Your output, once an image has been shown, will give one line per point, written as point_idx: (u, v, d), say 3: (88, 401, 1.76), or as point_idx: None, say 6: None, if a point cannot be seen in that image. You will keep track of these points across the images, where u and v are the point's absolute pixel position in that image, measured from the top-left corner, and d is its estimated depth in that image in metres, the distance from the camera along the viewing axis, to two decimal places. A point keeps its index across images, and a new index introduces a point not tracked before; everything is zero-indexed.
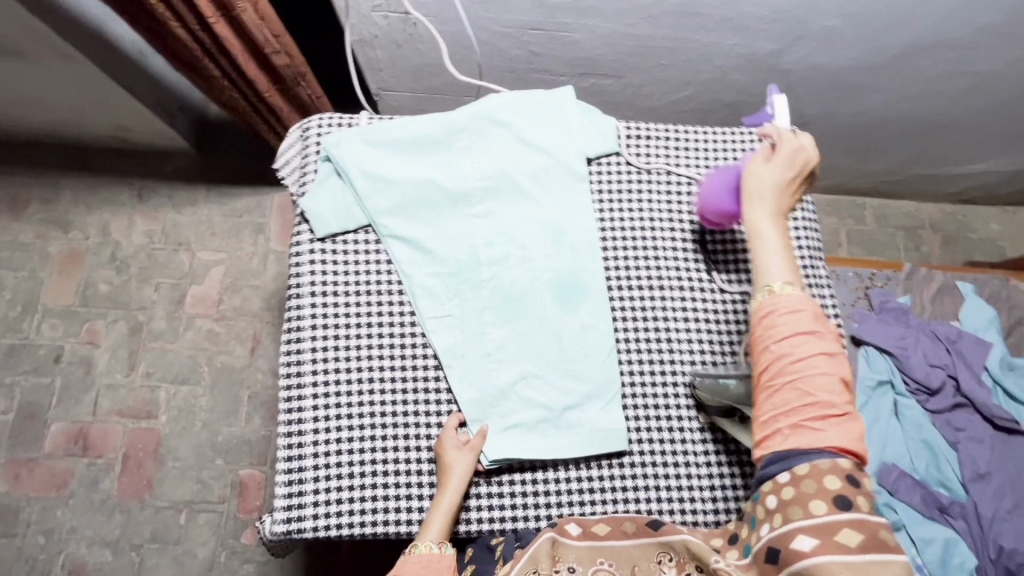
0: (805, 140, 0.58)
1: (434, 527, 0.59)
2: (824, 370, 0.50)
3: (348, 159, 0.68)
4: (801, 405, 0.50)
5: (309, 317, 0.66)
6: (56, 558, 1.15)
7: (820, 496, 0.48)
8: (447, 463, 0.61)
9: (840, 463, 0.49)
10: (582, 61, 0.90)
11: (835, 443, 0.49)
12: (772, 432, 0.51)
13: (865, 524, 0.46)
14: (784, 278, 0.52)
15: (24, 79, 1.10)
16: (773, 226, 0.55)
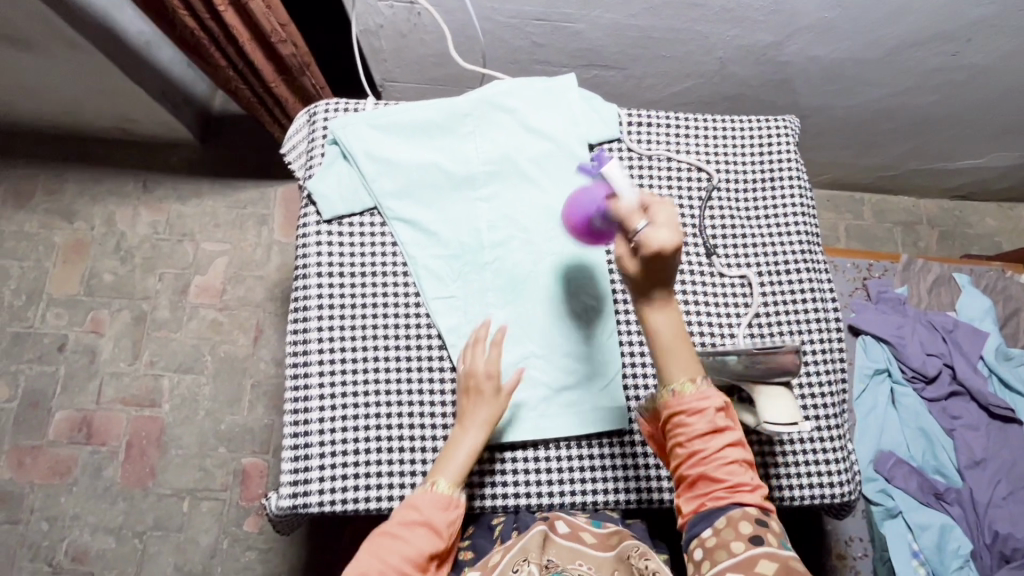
0: (659, 226, 0.52)
1: (453, 469, 0.58)
2: (727, 434, 0.54)
3: (355, 143, 0.69)
4: (714, 477, 0.53)
5: (315, 296, 0.67)
6: (59, 544, 1.16)
7: (739, 538, 0.50)
8: (472, 407, 0.61)
9: (751, 512, 0.51)
10: (584, 52, 0.92)
11: (746, 499, 0.52)
12: (694, 501, 0.53)
13: (777, 555, 0.49)
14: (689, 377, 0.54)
15: (32, 69, 1.11)
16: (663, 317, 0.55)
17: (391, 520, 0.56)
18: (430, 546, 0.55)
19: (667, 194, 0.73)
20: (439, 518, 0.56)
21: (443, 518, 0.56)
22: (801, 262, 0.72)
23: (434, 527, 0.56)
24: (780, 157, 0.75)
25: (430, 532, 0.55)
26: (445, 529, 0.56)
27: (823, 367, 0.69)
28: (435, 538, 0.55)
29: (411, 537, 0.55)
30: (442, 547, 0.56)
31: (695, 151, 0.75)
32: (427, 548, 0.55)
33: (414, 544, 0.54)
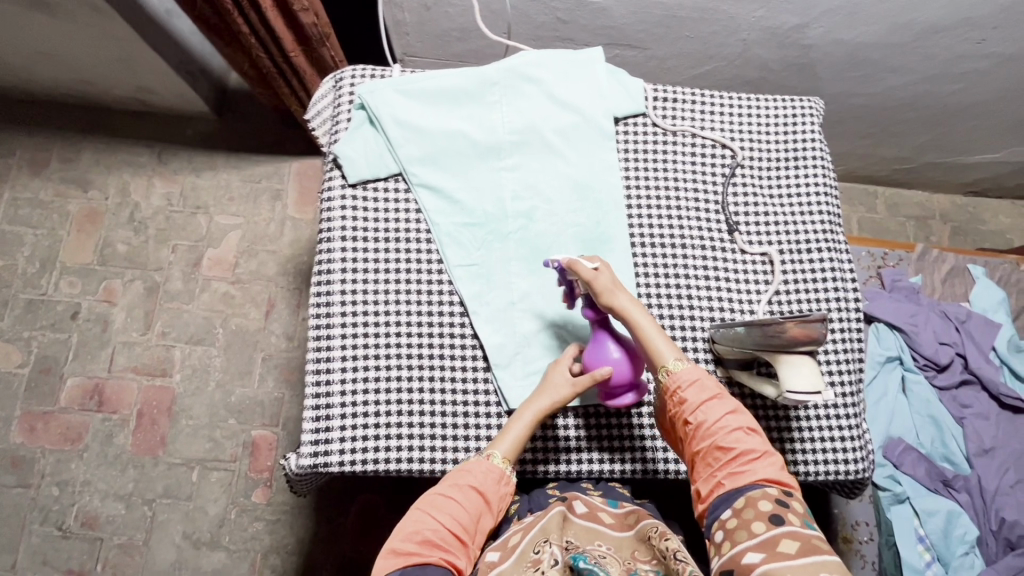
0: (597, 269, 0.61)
1: (508, 444, 0.60)
2: (729, 414, 0.57)
3: (382, 107, 0.69)
4: (724, 456, 0.55)
5: (339, 261, 0.67)
6: (70, 510, 1.17)
7: (759, 517, 0.50)
8: (548, 383, 0.62)
9: (768, 491, 0.52)
10: (609, 30, 0.91)
11: (760, 476, 0.53)
12: (711, 485, 0.55)
13: (800, 535, 0.48)
14: (677, 355, 0.60)
15: (53, 34, 1.11)
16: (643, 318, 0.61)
17: (443, 483, 0.58)
18: (479, 513, 0.57)
19: (691, 170, 0.73)
20: (491, 491, 0.58)
21: (495, 491, 0.58)
22: (822, 241, 0.72)
23: (485, 496, 0.57)
24: (804, 137, 0.75)
25: (481, 500, 0.57)
26: (496, 499, 0.58)
27: (843, 346, 0.70)
28: (487, 510, 0.57)
29: (463, 501, 0.56)
30: (491, 520, 0.58)
31: (719, 128, 0.75)
32: (478, 513, 0.57)
33: (464, 508, 0.56)
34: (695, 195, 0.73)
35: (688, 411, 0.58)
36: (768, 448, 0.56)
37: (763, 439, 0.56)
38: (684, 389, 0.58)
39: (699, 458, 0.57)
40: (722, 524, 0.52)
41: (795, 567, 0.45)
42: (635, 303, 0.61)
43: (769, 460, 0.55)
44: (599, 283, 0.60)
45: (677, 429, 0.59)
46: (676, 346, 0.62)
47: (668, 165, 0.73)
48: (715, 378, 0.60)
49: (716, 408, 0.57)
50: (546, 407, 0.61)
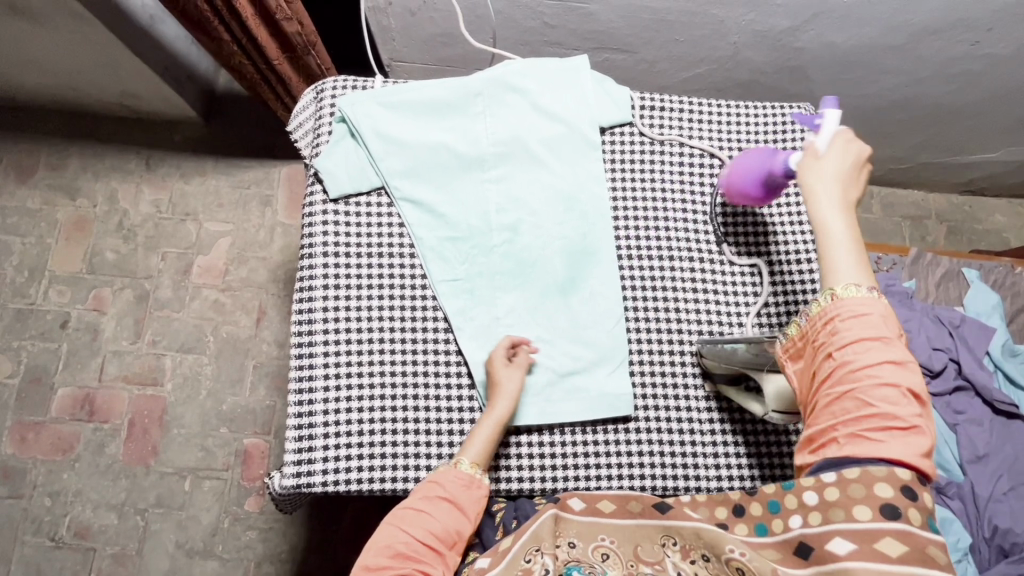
0: (840, 147, 0.56)
1: (476, 448, 0.60)
2: (892, 367, 0.47)
3: (362, 120, 0.68)
4: (860, 412, 0.47)
5: (321, 276, 0.66)
6: (62, 520, 1.17)
7: (868, 499, 0.44)
8: (498, 382, 0.62)
9: (897, 473, 0.45)
10: (597, 34, 0.90)
11: (893, 453, 0.45)
12: (826, 438, 0.48)
13: (911, 538, 0.43)
14: (857, 279, 0.50)
15: (35, 41, 1.09)
16: (842, 220, 0.53)
17: (415, 496, 0.57)
18: (454, 523, 0.56)
19: (679, 180, 0.72)
20: (464, 498, 0.57)
21: (467, 497, 0.57)
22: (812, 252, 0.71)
23: (458, 504, 0.57)
24: (794, 146, 0.74)
25: (455, 509, 0.56)
26: (470, 506, 0.57)
27: None
28: (461, 517, 0.57)
29: (436, 512, 0.56)
30: (469, 526, 0.57)
31: (708, 137, 0.74)
32: (453, 523, 0.56)
33: (437, 518, 0.55)
34: (682, 205, 0.72)
35: (836, 346, 0.49)
36: (923, 424, 0.46)
37: (917, 411, 0.46)
38: (842, 321, 0.49)
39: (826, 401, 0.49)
40: (819, 488, 0.47)
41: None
42: (843, 207, 0.53)
43: (915, 438, 0.46)
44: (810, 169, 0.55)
45: (812, 359, 0.51)
46: (871, 275, 0.51)
47: (656, 175, 0.72)
48: (894, 321, 0.49)
49: (872, 356, 0.48)
50: (505, 409, 0.61)
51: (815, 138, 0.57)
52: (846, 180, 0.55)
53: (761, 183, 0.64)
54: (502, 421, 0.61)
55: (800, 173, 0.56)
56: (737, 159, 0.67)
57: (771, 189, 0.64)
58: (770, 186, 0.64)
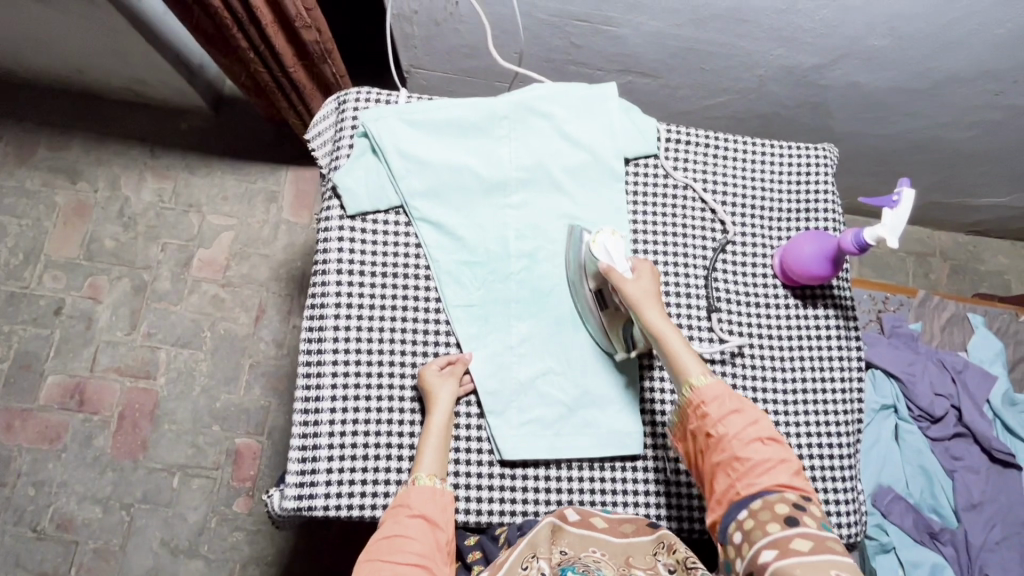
0: (640, 280, 0.61)
1: (431, 459, 0.60)
2: (749, 425, 0.56)
3: (385, 136, 0.66)
4: (738, 464, 0.55)
5: (333, 293, 0.65)
6: (45, 511, 1.15)
7: (775, 519, 0.51)
8: (433, 392, 0.61)
9: (786, 495, 0.53)
10: (622, 57, 0.89)
11: (772, 482, 0.54)
12: (725, 491, 0.55)
13: (816, 534, 0.50)
14: (698, 371, 0.58)
15: (45, 21, 1.06)
16: (673, 338, 0.60)
17: (384, 526, 0.56)
18: (430, 538, 0.55)
19: (699, 214, 0.72)
20: (432, 509, 0.57)
21: (435, 508, 0.57)
22: (828, 298, 0.71)
23: (430, 519, 0.56)
24: (817, 189, 0.74)
25: (428, 524, 0.56)
26: (441, 517, 0.57)
27: (842, 408, 0.69)
28: (435, 527, 0.56)
29: (410, 531, 0.55)
30: (445, 534, 0.57)
31: (730, 173, 0.73)
32: (432, 538, 0.55)
33: (413, 537, 0.55)
34: (701, 243, 0.71)
35: (711, 425, 0.57)
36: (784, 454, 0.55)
37: (783, 449, 0.56)
38: (708, 407, 0.57)
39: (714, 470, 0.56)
40: (741, 526, 0.53)
41: (807, 564, 0.47)
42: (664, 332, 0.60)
43: (779, 468, 0.55)
44: (630, 290, 0.60)
45: (688, 437, 0.59)
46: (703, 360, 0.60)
47: (678, 209, 0.72)
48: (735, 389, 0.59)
49: (737, 423, 0.56)
50: (446, 419, 0.61)
51: (889, 212, 0.58)
52: (658, 297, 0.61)
53: (825, 260, 0.66)
54: (447, 427, 0.61)
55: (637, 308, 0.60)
56: (798, 236, 0.69)
57: (836, 263, 0.66)
58: (834, 262, 0.66)
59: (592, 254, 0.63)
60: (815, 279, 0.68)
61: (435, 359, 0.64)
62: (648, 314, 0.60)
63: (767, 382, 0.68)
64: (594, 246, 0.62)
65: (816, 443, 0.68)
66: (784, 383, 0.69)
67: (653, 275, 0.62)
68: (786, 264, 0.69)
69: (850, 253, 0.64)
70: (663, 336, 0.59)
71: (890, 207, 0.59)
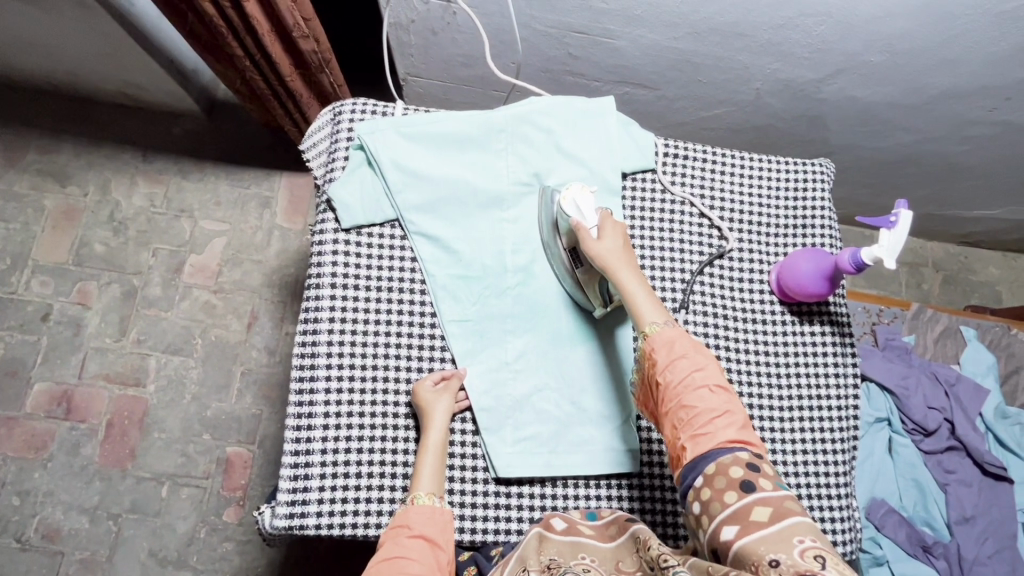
0: (606, 235, 0.61)
1: (429, 478, 0.59)
2: (696, 371, 0.54)
3: (381, 148, 0.66)
4: (687, 416, 0.53)
5: (327, 307, 0.64)
6: (31, 520, 1.13)
7: (731, 487, 0.48)
8: (429, 408, 0.60)
9: (739, 455, 0.50)
10: (619, 69, 0.88)
11: (723, 440, 0.51)
12: (678, 449, 0.53)
13: (771, 500, 0.47)
14: (655, 316, 0.57)
15: (35, 22, 1.05)
16: (637, 288, 0.59)
17: (384, 547, 0.54)
18: (432, 558, 0.54)
19: (696, 229, 0.72)
20: (432, 528, 0.56)
21: (436, 527, 0.56)
22: (824, 314, 0.71)
23: (431, 539, 0.55)
24: (813, 204, 0.74)
25: (429, 544, 0.55)
26: (442, 536, 0.56)
27: (837, 424, 0.69)
28: (437, 547, 0.55)
29: (412, 553, 0.53)
30: (447, 554, 0.56)
31: (728, 188, 0.73)
32: (434, 559, 0.54)
33: (415, 559, 0.53)
34: (698, 257, 0.71)
35: (659, 371, 0.55)
36: (734, 406, 0.54)
37: (730, 398, 0.54)
38: (658, 354, 0.56)
39: (667, 426, 0.55)
40: (699, 495, 0.50)
41: (768, 540, 0.44)
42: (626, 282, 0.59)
43: (727, 417, 0.53)
44: (594, 247, 0.61)
45: (649, 395, 0.58)
46: (665, 309, 0.59)
47: (675, 224, 0.71)
48: (690, 336, 0.57)
49: (685, 369, 0.55)
50: (442, 436, 0.60)
51: (887, 233, 0.58)
52: (625, 252, 0.61)
53: (823, 279, 0.66)
54: (443, 444, 0.61)
55: (599, 262, 0.60)
56: (795, 253, 0.69)
57: (834, 281, 0.66)
58: (832, 280, 0.65)
59: (562, 212, 0.64)
60: (813, 296, 0.67)
61: (429, 376, 0.63)
62: (612, 267, 0.60)
63: (763, 398, 0.68)
64: (564, 203, 0.64)
65: (811, 460, 0.68)
66: (780, 400, 0.69)
67: (620, 230, 0.62)
68: (782, 280, 0.69)
69: (847, 272, 0.64)
70: (626, 286, 0.59)
71: (887, 227, 0.59)
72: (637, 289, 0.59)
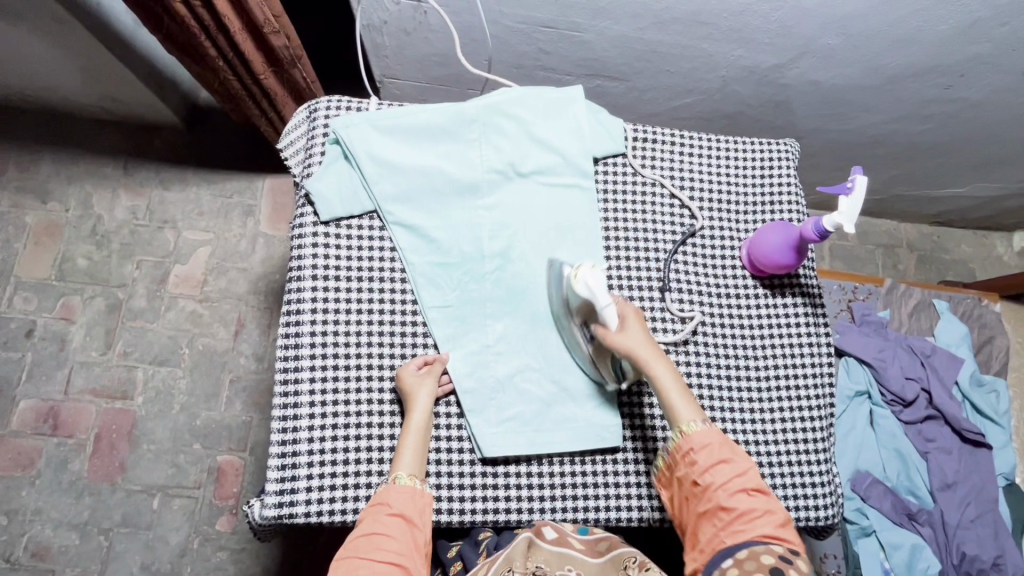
0: (631, 328, 0.61)
1: (410, 459, 0.60)
2: (736, 475, 0.56)
3: (357, 142, 0.67)
4: (725, 513, 0.55)
5: (309, 299, 0.65)
6: (19, 539, 1.11)
7: (761, 570, 0.51)
8: (411, 392, 0.62)
9: (772, 548, 0.52)
10: (589, 62, 0.91)
11: (758, 533, 0.53)
12: (712, 543, 0.55)
13: None
14: (689, 413, 0.59)
15: (11, 40, 1.05)
16: (666, 380, 0.60)
17: (364, 522, 0.56)
18: (408, 536, 0.56)
19: (668, 210, 0.74)
20: (411, 508, 0.57)
21: (414, 508, 0.57)
22: (795, 287, 0.73)
23: (408, 518, 0.56)
24: (780, 182, 0.76)
25: (406, 523, 0.56)
26: (421, 517, 0.57)
27: (814, 392, 0.71)
28: (413, 527, 0.56)
29: (389, 530, 0.55)
30: (423, 535, 0.57)
31: (697, 169, 0.76)
32: (411, 539, 0.56)
33: (392, 536, 0.55)
34: (671, 237, 0.73)
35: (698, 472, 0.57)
36: (770, 504, 0.56)
37: (768, 499, 0.56)
38: (696, 453, 0.57)
39: (701, 520, 0.56)
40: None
41: None
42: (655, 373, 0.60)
43: (765, 515, 0.55)
44: (620, 340, 0.60)
45: (682, 488, 0.59)
46: (696, 403, 0.60)
47: (648, 205, 0.73)
48: (728, 439, 0.59)
49: (723, 471, 0.57)
50: (424, 421, 0.61)
51: (845, 199, 0.61)
52: (651, 342, 0.61)
53: (790, 250, 0.68)
54: (426, 427, 0.61)
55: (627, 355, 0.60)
56: (763, 228, 0.71)
57: (800, 252, 0.68)
58: (799, 251, 0.68)
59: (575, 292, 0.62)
60: (782, 269, 0.70)
61: (412, 361, 0.64)
62: (641, 362, 0.60)
63: (740, 370, 0.70)
64: (576, 283, 0.60)
65: (789, 428, 0.69)
66: (757, 371, 0.70)
67: (640, 319, 0.62)
68: (753, 255, 0.71)
69: (812, 242, 0.67)
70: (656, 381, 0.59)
71: (846, 194, 0.61)
72: (666, 383, 0.60)
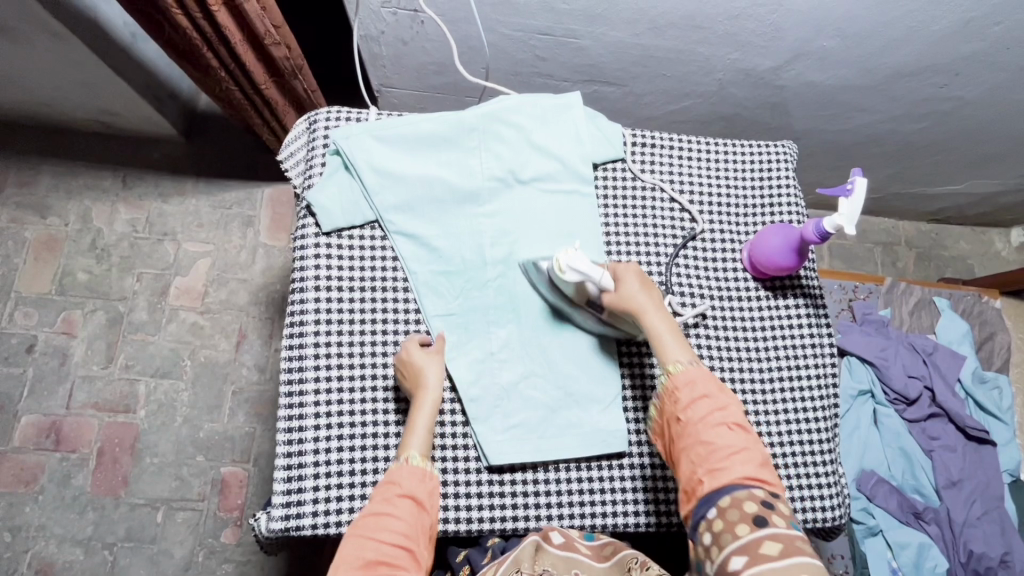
0: (625, 285, 0.62)
1: (419, 439, 0.59)
2: (716, 411, 0.55)
3: (357, 152, 0.68)
4: (706, 452, 0.54)
5: (312, 309, 0.65)
6: (22, 556, 1.11)
7: (743, 519, 0.49)
8: (421, 371, 0.62)
9: (754, 492, 0.50)
10: (587, 68, 0.92)
11: (739, 476, 0.52)
12: (694, 484, 0.53)
13: (783, 535, 0.47)
14: (678, 356, 0.59)
15: (9, 56, 1.05)
16: (657, 327, 0.60)
17: (374, 500, 0.55)
18: (417, 520, 0.55)
19: (668, 214, 0.74)
20: (420, 488, 0.57)
21: (422, 488, 0.57)
22: (796, 288, 0.73)
23: (418, 499, 0.56)
24: (779, 184, 0.77)
25: (415, 504, 0.56)
26: (429, 499, 0.57)
27: (818, 393, 0.71)
28: (421, 509, 0.56)
29: (397, 510, 0.55)
30: (429, 518, 0.56)
31: (696, 172, 0.76)
32: (419, 521, 0.55)
33: (400, 516, 0.54)
34: (672, 241, 0.73)
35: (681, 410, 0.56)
36: (752, 444, 0.54)
37: (748, 437, 0.54)
38: (681, 391, 0.57)
39: (683, 462, 0.55)
40: (710, 526, 0.50)
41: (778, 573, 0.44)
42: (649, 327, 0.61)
43: (746, 454, 0.53)
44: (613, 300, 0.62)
45: (666, 431, 0.58)
46: (690, 348, 0.60)
47: (647, 209, 0.74)
48: (715, 379, 0.58)
49: (703, 407, 0.55)
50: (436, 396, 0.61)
51: (845, 201, 0.61)
52: (646, 293, 0.62)
53: (791, 251, 0.68)
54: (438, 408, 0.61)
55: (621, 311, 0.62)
56: (763, 230, 0.71)
57: (801, 253, 0.68)
58: (800, 252, 0.68)
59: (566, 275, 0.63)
60: (783, 270, 0.70)
61: (413, 337, 0.65)
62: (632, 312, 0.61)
63: (744, 372, 0.70)
64: (562, 272, 0.62)
65: (794, 429, 0.69)
66: (760, 373, 0.71)
67: (636, 275, 0.63)
68: (754, 257, 0.72)
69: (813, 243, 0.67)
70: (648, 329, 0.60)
71: (845, 195, 0.62)
72: (656, 330, 0.60)
